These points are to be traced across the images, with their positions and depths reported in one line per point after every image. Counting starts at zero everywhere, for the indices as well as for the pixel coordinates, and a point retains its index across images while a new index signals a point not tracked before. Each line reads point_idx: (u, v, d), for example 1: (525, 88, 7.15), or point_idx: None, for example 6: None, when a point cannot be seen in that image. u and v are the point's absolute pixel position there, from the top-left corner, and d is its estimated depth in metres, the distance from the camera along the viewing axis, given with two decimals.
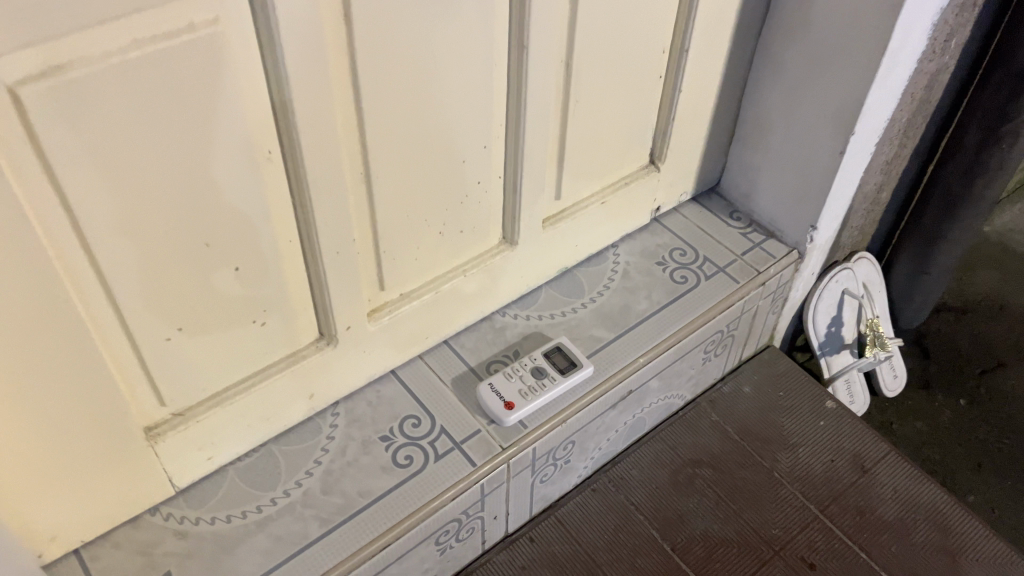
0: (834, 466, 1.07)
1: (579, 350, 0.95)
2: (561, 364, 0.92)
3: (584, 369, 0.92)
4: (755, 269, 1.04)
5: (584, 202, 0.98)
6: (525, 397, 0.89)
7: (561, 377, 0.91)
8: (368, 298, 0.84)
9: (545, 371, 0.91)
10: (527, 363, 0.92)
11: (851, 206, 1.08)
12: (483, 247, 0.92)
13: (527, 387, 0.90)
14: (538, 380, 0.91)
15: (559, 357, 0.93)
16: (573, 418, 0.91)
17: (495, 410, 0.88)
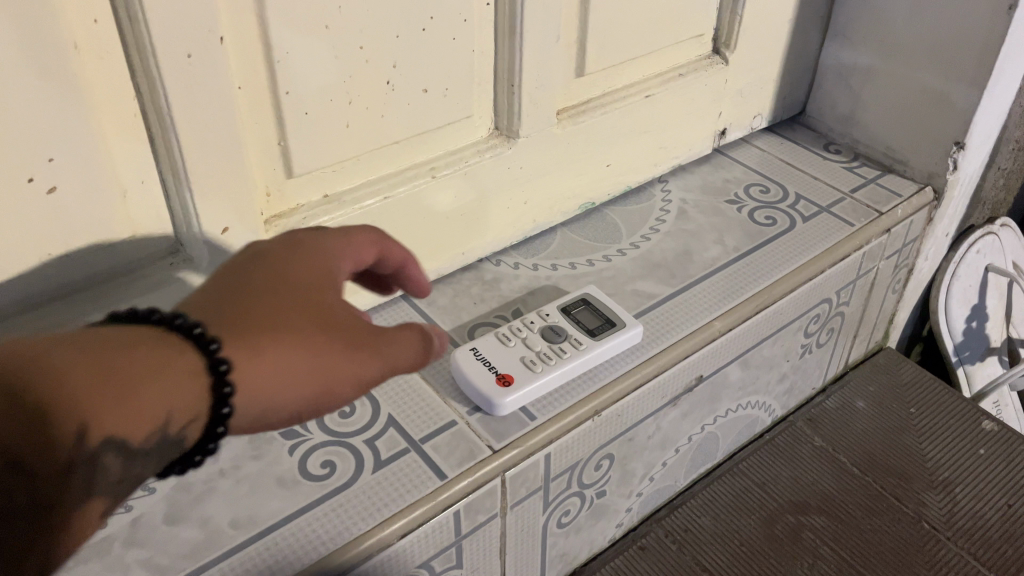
0: (1014, 514, 0.69)
1: (620, 309, 0.58)
2: (591, 326, 0.57)
3: (629, 334, 0.56)
4: (874, 208, 0.70)
5: (620, 94, 0.65)
6: (533, 368, 0.53)
7: (592, 341, 0.55)
8: (265, 189, 0.50)
9: (565, 332, 0.56)
10: (535, 322, 0.56)
11: (1004, 124, 0.74)
12: (464, 140, 0.58)
13: (538, 354, 0.54)
14: (553, 345, 0.55)
15: (587, 315, 0.57)
16: (611, 410, 0.55)
17: (481, 387, 0.51)
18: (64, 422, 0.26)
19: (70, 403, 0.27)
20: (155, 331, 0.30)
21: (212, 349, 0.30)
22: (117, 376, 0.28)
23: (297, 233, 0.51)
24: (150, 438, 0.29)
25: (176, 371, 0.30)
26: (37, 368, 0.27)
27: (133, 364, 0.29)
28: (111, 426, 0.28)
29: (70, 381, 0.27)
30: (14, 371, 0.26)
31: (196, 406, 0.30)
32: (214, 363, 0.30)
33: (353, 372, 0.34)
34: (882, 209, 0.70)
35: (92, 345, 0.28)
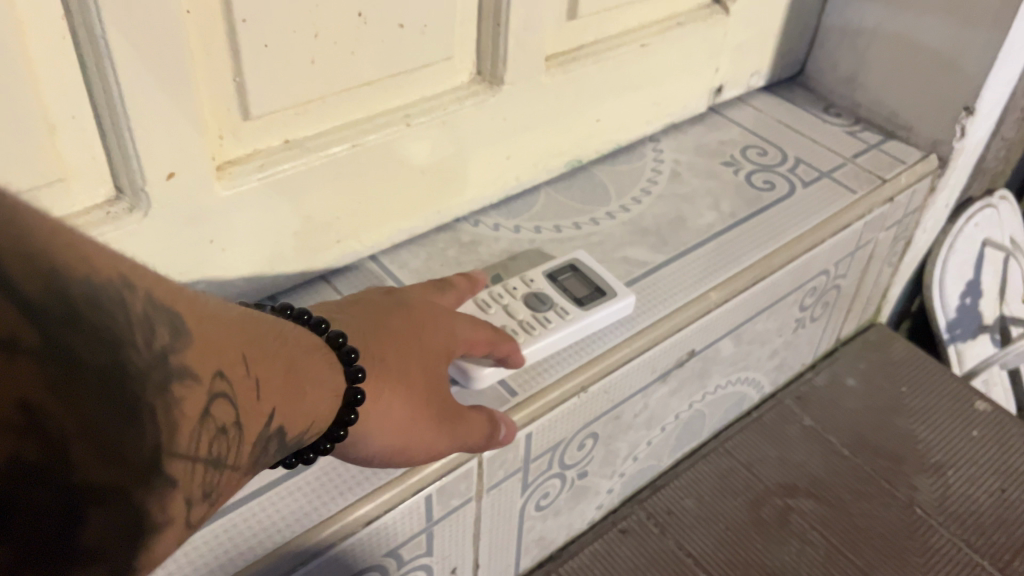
0: (1008, 500, 0.66)
1: (610, 277, 0.53)
2: (578, 294, 0.52)
3: (619, 303, 0.51)
4: (878, 175, 0.66)
5: (612, 42, 0.60)
6: (517, 336, 0.47)
7: (580, 310, 0.50)
8: (216, 131, 0.44)
9: (550, 300, 0.50)
10: (517, 286, 0.51)
11: (1014, 90, 0.70)
12: (443, 85, 0.53)
13: (522, 322, 0.48)
14: (538, 313, 0.49)
15: (573, 284, 0.52)
16: (599, 387, 0.50)
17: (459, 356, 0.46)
18: (228, 401, 0.26)
19: (244, 383, 0.27)
20: (317, 344, 0.34)
21: (358, 377, 0.34)
22: (270, 373, 0.29)
23: (252, 182, 0.45)
24: (275, 442, 0.30)
25: (312, 389, 0.32)
26: (220, 336, 0.27)
27: (282, 369, 0.30)
28: (253, 421, 0.28)
29: (244, 365, 0.27)
30: (212, 332, 0.26)
31: (322, 421, 0.33)
32: (350, 389, 0.34)
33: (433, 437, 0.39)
34: (886, 176, 0.66)
35: (253, 338, 0.29)
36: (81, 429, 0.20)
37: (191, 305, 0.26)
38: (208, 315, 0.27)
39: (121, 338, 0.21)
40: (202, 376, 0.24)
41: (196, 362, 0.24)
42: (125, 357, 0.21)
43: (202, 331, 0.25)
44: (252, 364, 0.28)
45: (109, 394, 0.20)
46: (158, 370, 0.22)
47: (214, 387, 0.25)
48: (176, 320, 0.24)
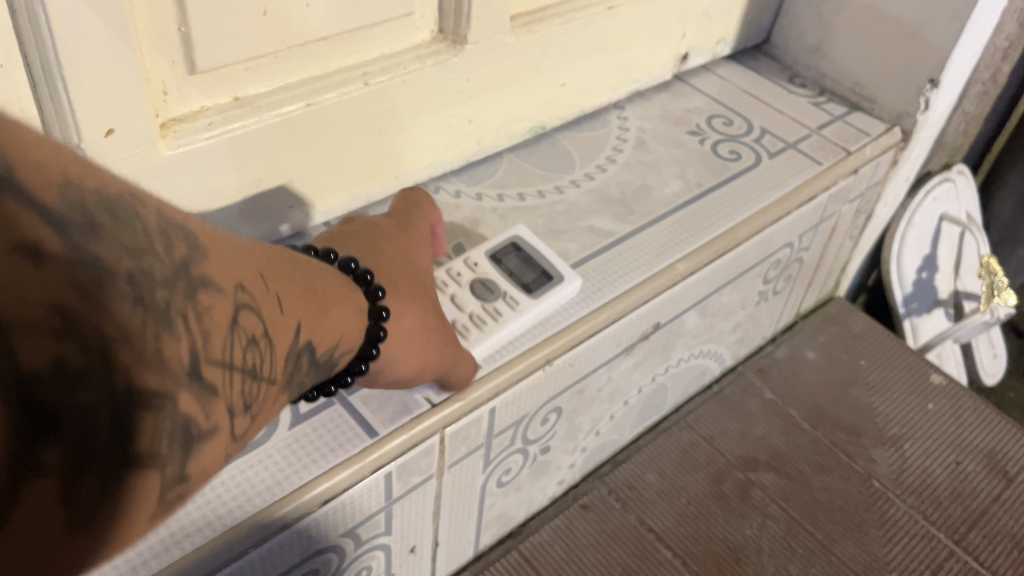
0: (963, 472, 0.66)
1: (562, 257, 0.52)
2: (522, 279, 0.50)
3: (567, 288, 0.50)
4: (843, 146, 0.65)
5: (578, 4, 0.58)
6: (465, 332, 0.46)
7: (528, 297, 0.48)
8: (161, 84, 0.41)
9: (492, 288, 0.49)
10: (461, 276, 0.49)
11: (977, 63, 0.70)
12: (403, 43, 0.50)
13: (468, 316, 0.47)
14: (484, 304, 0.48)
15: (518, 265, 0.51)
16: (565, 360, 0.49)
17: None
18: (253, 314, 0.26)
19: (269, 296, 0.28)
20: (340, 274, 0.36)
21: (382, 313, 0.36)
22: (287, 292, 0.29)
23: (199, 142, 0.43)
24: (305, 355, 0.30)
25: (328, 310, 0.33)
26: (240, 256, 0.27)
27: (300, 288, 0.31)
28: (282, 337, 0.28)
29: (264, 283, 0.28)
30: (228, 250, 0.26)
31: (349, 336, 0.34)
32: (374, 307, 0.36)
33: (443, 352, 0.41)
34: (851, 148, 0.65)
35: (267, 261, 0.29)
36: (114, 334, 0.19)
37: (201, 225, 0.25)
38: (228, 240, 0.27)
39: (138, 247, 0.21)
40: (228, 288, 0.25)
41: (222, 277, 0.24)
42: (148, 261, 0.21)
43: (224, 251, 0.26)
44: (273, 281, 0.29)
45: (134, 303, 0.20)
46: (182, 280, 0.22)
47: (236, 297, 0.25)
48: (189, 236, 0.23)
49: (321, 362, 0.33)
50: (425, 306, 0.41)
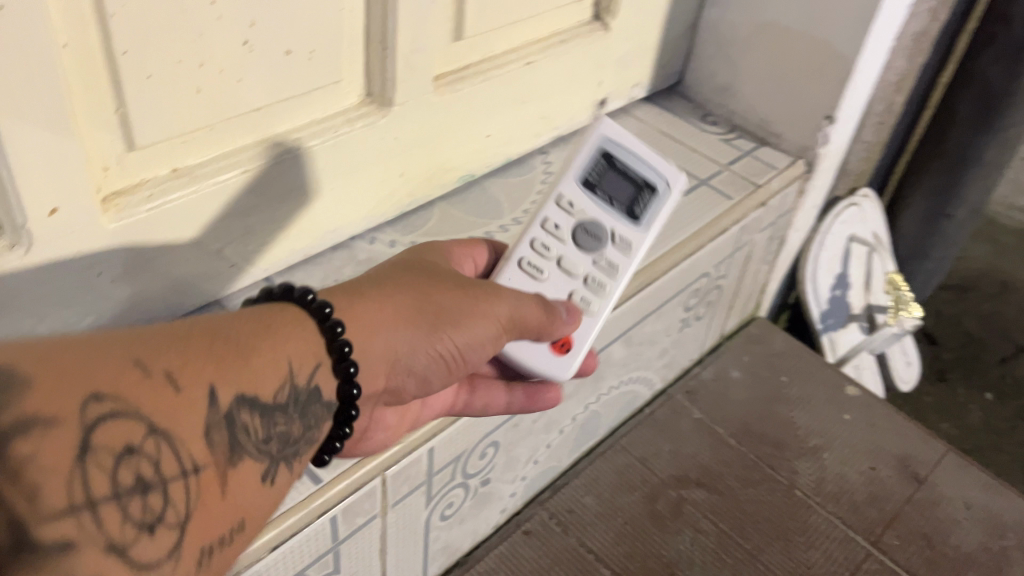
0: (877, 476, 0.71)
1: (642, 149, 0.48)
2: (618, 193, 0.49)
3: (675, 192, 0.48)
4: (752, 181, 0.70)
5: (498, 60, 0.61)
6: (611, 277, 0.47)
7: (636, 230, 0.48)
8: (100, 163, 0.43)
9: (597, 224, 0.48)
10: (559, 229, 0.48)
11: (871, 98, 0.76)
12: (332, 108, 0.53)
13: (587, 281, 0.47)
14: (596, 263, 0.47)
15: (603, 176, 0.49)
16: None
17: (528, 353, 0.44)
18: (119, 416, 0.28)
19: (161, 384, 0.29)
20: (296, 314, 0.37)
21: (338, 329, 0.37)
22: (187, 360, 0.31)
23: (138, 215, 0.45)
24: (241, 409, 0.33)
25: (265, 354, 0.34)
26: (108, 354, 0.29)
27: (212, 350, 0.32)
28: (193, 415, 0.31)
29: (146, 368, 0.29)
30: (86, 364, 0.28)
31: (298, 368, 0.36)
32: (335, 345, 0.37)
33: (461, 339, 0.41)
34: (759, 182, 0.70)
35: (161, 336, 0.31)
36: None
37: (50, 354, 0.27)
38: (88, 347, 0.29)
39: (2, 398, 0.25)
40: (72, 419, 0.26)
41: (56, 409, 0.26)
42: None
43: (64, 366, 0.27)
44: (163, 363, 0.30)
45: None
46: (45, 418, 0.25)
47: (97, 411, 0.27)
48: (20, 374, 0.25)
49: (303, 404, 0.37)
50: (429, 298, 0.40)
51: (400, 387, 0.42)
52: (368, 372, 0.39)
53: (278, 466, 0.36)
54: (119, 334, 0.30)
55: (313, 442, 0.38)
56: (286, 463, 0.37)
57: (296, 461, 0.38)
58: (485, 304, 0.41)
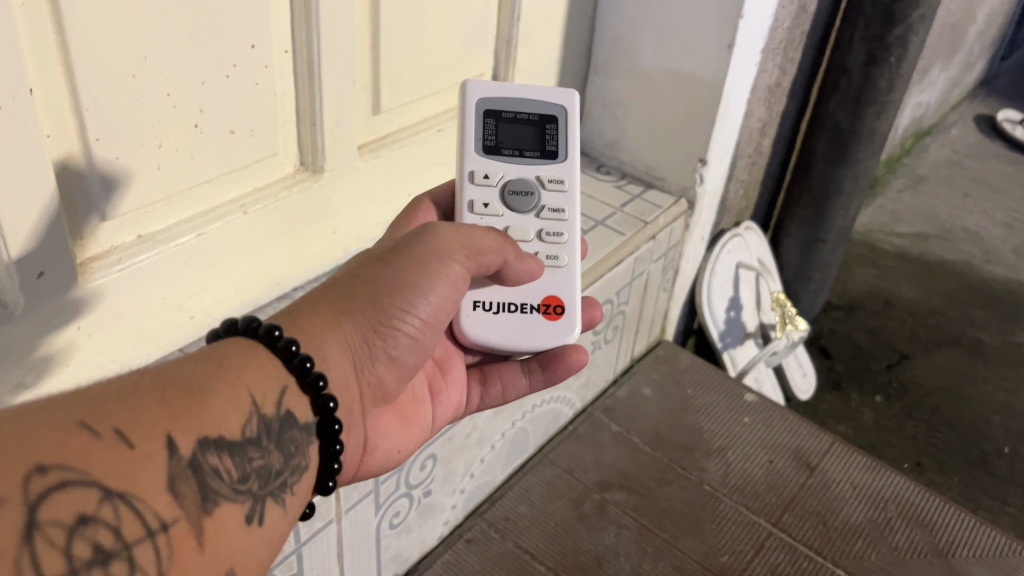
0: (775, 467, 0.81)
1: (518, 99, 0.56)
2: (522, 141, 0.56)
3: (573, 110, 0.57)
4: (641, 219, 0.81)
5: (414, 129, 0.72)
6: (564, 219, 0.55)
7: (557, 161, 0.57)
8: (78, 236, 0.51)
9: (523, 176, 0.55)
10: (491, 203, 0.54)
11: (737, 143, 0.88)
12: (271, 178, 0.62)
13: (541, 237, 0.54)
14: (541, 214, 0.55)
15: (503, 133, 0.56)
16: None
17: (528, 333, 0.52)
18: (65, 488, 0.31)
19: (107, 442, 0.33)
20: (251, 347, 0.41)
21: (293, 348, 0.41)
22: (136, 414, 0.34)
23: (112, 275, 0.52)
24: (203, 451, 0.36)
25: (219, 390, 0.38)
26: (53, 423, 0.32)
27: (164, 400, 0.35)
28: (152, 465, 0.34)
29: (91, 429, 0.32)
30: (31, 441, 0.31)
31: (261, 396, 0.40)
32: (296, 363, 0.41)
33: (418, 307, 0.45)
34: (648, 219, 0.81)
35: (107, 398, 0.34)
36: None
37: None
38: (36, 422, 0.32)
39: None
40: (14, 494, 0.29)
41: None
42: None
43: (5, 446, 0.30)
44: (111, 422, 0.33)
45: None
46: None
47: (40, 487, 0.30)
48: None
49: (278, 432, 0.40)
50: (369, 293, 0.44)
51: (378, 381, 0.47)
52: (337, 380, 0.44)
53: (264, 501, 0.39)
54: (66, 402, 0.33)
55: (308, 467, 0.43)
56: (274, 496, 0.40)
57: (287, 493, 0.41)
58: (432, 265, 0.45)
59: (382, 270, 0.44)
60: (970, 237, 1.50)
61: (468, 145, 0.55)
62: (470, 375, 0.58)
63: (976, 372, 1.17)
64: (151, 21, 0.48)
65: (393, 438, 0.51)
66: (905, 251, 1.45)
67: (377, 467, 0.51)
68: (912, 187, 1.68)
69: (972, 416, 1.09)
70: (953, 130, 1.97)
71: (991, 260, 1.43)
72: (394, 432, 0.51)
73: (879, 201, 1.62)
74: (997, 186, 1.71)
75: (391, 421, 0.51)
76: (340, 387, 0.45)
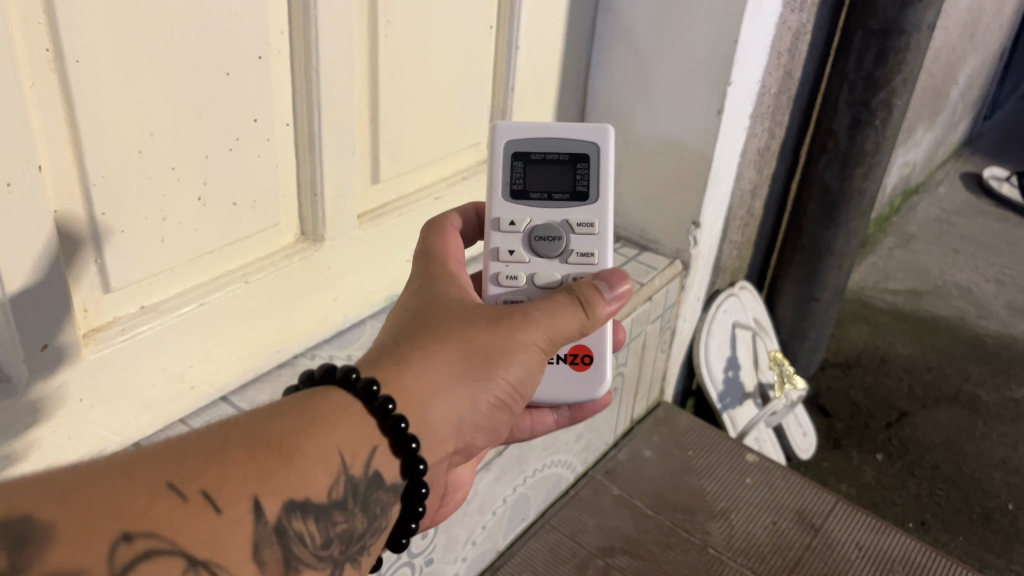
0: (779, 528, 0.80)
1: (548, 139, 0.54)
2: (551, 182, 0.55)
3: (605, 148, 0.55)
4: (637, 281, 0.82)
5: (412, 197, 0.73)
6: (593, 263, 0.55)
7: (587, 202, 0.55)
8: (82, 305, 0.51)
9: (549, 221, 0.55)
10: (516, 250, 0.54)
11: (730, 205, 0.90)
12: (272, 246, 0.63)
13: (572, 286, 0.54)
14: (568, 258, 0.54)
15: (533, 173, 0.55)
16: None
17: (556, 388, 0.52)
18: (149, 556, 0.30)
19: (196, 505, 0.32)
20: (353, 406, 0.39)
21: (390, 407, 0.39)
22: (225, 475, 0.33)
23: (115, 345, 0.52)
24: (287, 518, 0.35)
25: (309, 449, 0.37)
26: (139, 485, 0.31)
27: (255, 458, 0.35)
28: (237, 529, 0.33)
29: (179, 491, 0.32)
30: (122, 498, 0.31)
31: (354, 454, 0.39)
32: (393, 420, 0.40)
33: (518, 371, 0.46)
34: (644, 281, 0.82)
35: (194, 456, 0.33)
36: None
37: (85, 492, 0.30)
38: (124, 474, 0.32)
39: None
40: (100, 564, 0.29)
41: (81, 560, 0.29)
42: None
43: (92, 510, 0.30)
44: (197, 483, 0.33)
45: None
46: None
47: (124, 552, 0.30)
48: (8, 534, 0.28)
49: (365, 493, 0.40)
50: (480, 357, 0.44)
51: (468, 441, 0.46)
52: (432, 439, 0.43)
53: (343, 565, 0.39)
54: (153, 458, 0.33)
55: (385, 527, 0.42)
56: (352, 560, 0.40)
57: (364, 555, 0.41)
58: (537, 335, 0.46)
59: (499, 334, 0.44)
60: (963, 293, 1.52)
61: (494, 186, 0.54)
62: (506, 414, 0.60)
63: (976, 429, 1.16)
64: (156, 97, 0.49)
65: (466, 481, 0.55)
66: (898, 308, 1.46)
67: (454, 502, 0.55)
68: (902, 245, 1.70)
69: (973, 473, 1.09)
70: (940, 188, 2.00)
71: (983, 316, 1.44)
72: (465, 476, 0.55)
73: (870, 258, 1.64)
74: (985, 243, 1.73)
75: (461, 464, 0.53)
76: (435, 447, 0.44)
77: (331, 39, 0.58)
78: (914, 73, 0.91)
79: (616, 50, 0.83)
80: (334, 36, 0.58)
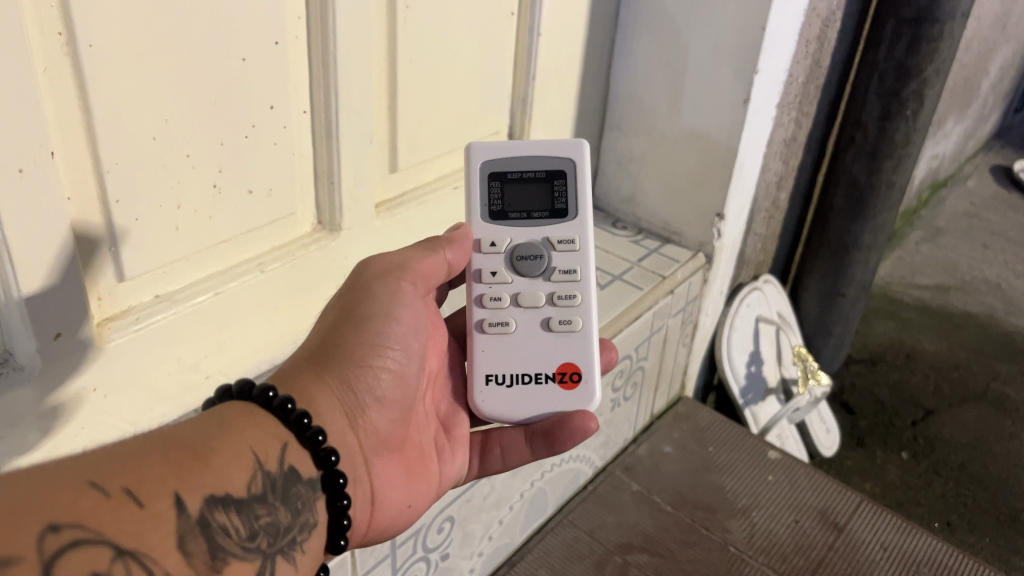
0: (801, 528, 0.79)
1: (524, 159, 0.54)
2: (530, 202, 0.54)
3: (581, 164, 0.54)
4: (658, 273, 0.80)
5: (430, 187, 0.72)
6: (576, 280, 0.53)
7: (567, 220, 0.54)
8: (95, 294, 0.50)
9: (531, 240, 0.53)
10: (498, 271, 0.53)
11: (754, 197, 0.88)
12: (292, 234, 0.63)
13: (555, 304, 0.53)
14: (551, 277, 0.53)
15: (510, 194, 0.54)
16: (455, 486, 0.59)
17: (544, 403, 0.51)
18: (78, 546, 0.29)
19: (118, 500, 0.32)
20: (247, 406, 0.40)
21: (287, 403, 0.41)
22: (141, 474, 0.33)
23: (132, 334, 0.51)
24: (208, 511, 0.35)
25: (223, 448, 0.37)
26: (60, 483, 0.31)
27: (169, 460, 0.35)
28: (162, 522, 0.33)
29: (100, 488, 0.31)
30: (42, 495, 0.30)
31: (258, 446, 0.39)
32: (294, 415, 0.40)
33: (392, 337, 0.46)
34: (665, 273, 0.80)
35: (114, 457, 0.33)
36: None
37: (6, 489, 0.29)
38: (45, 475, 0.31)
39: None
40: (28, 552, 0.28)
41: (11, 546, 0.28)
42: None
43: (18, 504, 0.29)
44: (119, 482, 0.32)
45: None
46: None
47: (53, 542, 0.29)
48: None
49: (283, 487, 0.39)
50: (341, 338, 0.45)
51: (374, 435, 0.46)
52: (334, 434, 0.43)
53: (274, 558, 0.37)
54: (76, 462, 0.32)
55: (315, 524, 0.41)
56: (284, 553, 0.38)
57: (297, 551, 0.39)
58: (380, 288, 0.47)
59: (362, 323, 0.45)
60: (992, 289, 1.49)
61: (473, 208, 0.54)
62: (472, 439, 0.55)
63: (1004, 428, 1.14)
64: (173, 81, 0.49)
65: (400, 489, 0.48)
66: (924, 303, 1.43)
67: (387, 525, 0.48)
68: (930, 239, 1.67)
69: (1001, 473, 1.06)
70: (969, 181, 1.96)
71: (1013, 312, 1.41)
72: (400, 482, 0.48)
73: (897, 253, 1.61)
74: (1016, 237, 1.69)
75: (395, 471, 0.48)
76: (338, 437, 0.44)
77: (349, 24, 0.57)
78: (948, 62, 0.88)
79: (640, 36, 0.81)
80: (353, 21, 0.57)
